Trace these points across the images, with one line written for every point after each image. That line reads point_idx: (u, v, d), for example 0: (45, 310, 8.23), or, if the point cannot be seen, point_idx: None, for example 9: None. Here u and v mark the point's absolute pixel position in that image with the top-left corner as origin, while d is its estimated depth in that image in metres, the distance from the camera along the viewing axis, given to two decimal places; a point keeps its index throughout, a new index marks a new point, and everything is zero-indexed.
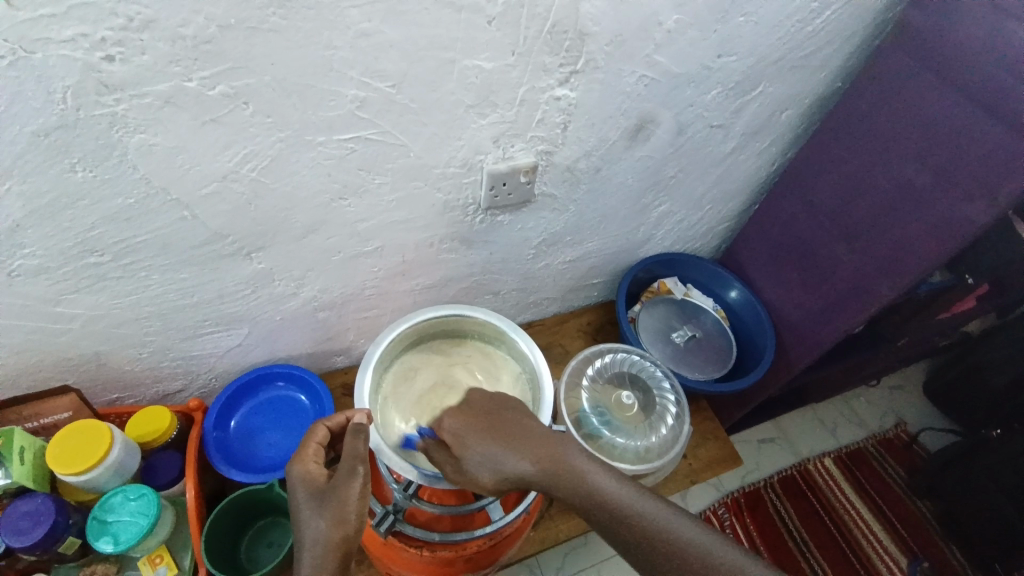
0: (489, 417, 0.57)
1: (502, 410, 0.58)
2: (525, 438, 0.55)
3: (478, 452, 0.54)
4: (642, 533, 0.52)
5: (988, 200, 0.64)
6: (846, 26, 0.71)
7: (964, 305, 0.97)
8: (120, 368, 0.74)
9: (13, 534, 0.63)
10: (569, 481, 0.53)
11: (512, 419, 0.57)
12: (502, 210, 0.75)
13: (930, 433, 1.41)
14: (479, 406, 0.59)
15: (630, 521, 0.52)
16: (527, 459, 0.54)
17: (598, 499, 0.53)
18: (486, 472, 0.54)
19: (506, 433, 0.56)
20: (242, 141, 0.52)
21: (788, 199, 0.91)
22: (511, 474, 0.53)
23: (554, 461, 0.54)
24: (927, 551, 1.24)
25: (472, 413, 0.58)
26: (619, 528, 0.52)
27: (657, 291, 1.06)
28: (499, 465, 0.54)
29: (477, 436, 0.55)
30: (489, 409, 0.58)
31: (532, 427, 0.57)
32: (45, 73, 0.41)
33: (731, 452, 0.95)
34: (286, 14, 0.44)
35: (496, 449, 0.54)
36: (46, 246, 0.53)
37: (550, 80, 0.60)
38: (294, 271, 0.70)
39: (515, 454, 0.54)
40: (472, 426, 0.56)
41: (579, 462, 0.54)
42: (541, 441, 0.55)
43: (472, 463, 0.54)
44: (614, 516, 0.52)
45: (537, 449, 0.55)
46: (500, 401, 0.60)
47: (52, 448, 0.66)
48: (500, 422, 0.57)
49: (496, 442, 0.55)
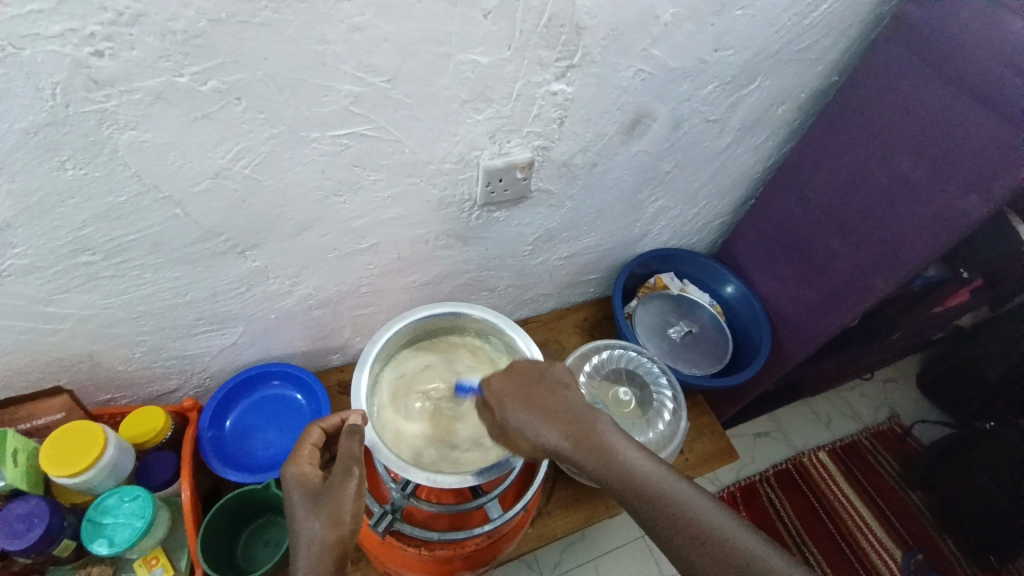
0: (531, 384, 0.59)
1: (544, 378, 0.60)
2: (559, 410, 0.56)
3: (515, 417, 0.57)
4: (672, 521, 0.50)
5: (983, 194, 0.65)
6: (842, 20, 0.71)
7: (958, 298, 0.98)
8: (113, 368, 0.73)
9: (7, 537, 0.62)
10: (593, 450, 0.54)
11: (550, 390, 0.58)
12: (498, 206, 0.74)
13: (924, 426, 1.43)
14: (524, 372, 0.61)
15: (661, 508, 0.50)
16: (557, 430, 0.55)
17: (626, 479, 0.52)
18: (521, 434, 0.56)
19: (542, 401, 0.57)
20: (235, 137, 0.51)
21: (784, 193, 0.91)
22: (541, 442, 0.55)
23: (585, 434, 0.55)
24: (921, 542, 1.25)
25: (516, 377, 0.60)
26: (649, 514, 0.51)
27: (653, 287, 1.06)
28: (531, 431, 0.56)
29: (515, 401, 0.58)
30: (534, 377, 0.60)
31: (569, 400, 0.58)
32: (33, 69, 0.40)
33: (727, 447, 0.95)
34: (278, 7, 0.43)
35: (530, 415, 0.56)
36: (36, 245, 0.53)
37: (546, 74, 0.59)
38: (289, 268, 0.69)
39: (548, 422, 0.55)
40: (514, 391, 0.58)
41: (611, 439, 0.54)
42: (575, 414, 0.56)
43: (508, 426, 0.57)
44: (646, 500, 0.51)
45: (569, 421, 0.56)
46: (545, 370, 0.61)
47: (45, 448, 0.65)
48: (540, 390, 0.58)
49: (532, 408, 0.57)
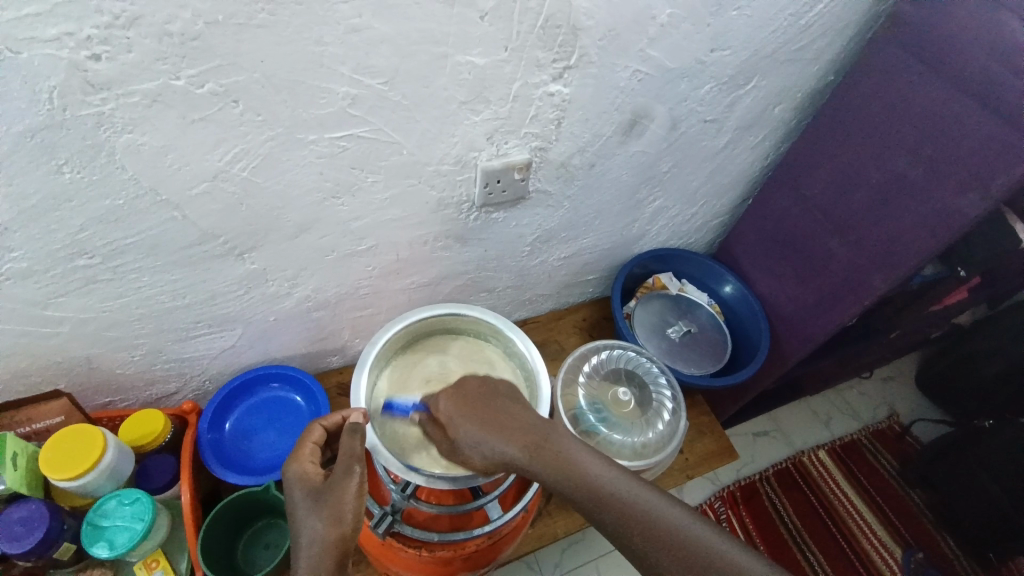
0: (482, 402, 0.58)
1: (494, 395, 0.59)
2: (514, 425, 0.56)
3: (465, 435, 0.56)
4: (638, 527, 0.51)
5: (979, 193, 0.65)
6: (839, 19, 0.71)
7: (955, 297, 0.98)
8: (113, 371, 0.73)
9: (7, 540, 0.62)
10: (554, 462, 0.54)
11: (502, 406, 0.58)
12: (497, 207, 0.74)
13: (922, 424, 1.43)
14: (473, 389, 0.60)
15: (627, 516, 0.51)
16: (512, 446, 0.55)
17: (590, 489, 0.53)
18: (474, 453, 0.55)
19: (494, 418, 0.56)
20: (233, 139, 0.51)
21: (782, 193, 0.92)
22: (496, 460, 0.55)
23: (542, 448, 0.55)
24: (921, 541, 1.25)
25: (465, 396, 0.59)
26: (616, 523, 0.51)
27: (652, 287, 1.06)
28: (484, 450, 0.55)
29: (467, 420, 0.56)
30: (483, 394, 0.59)
31: (523, 414, 0.57)
32: (30, 72, 0.40)
33: (727, 446, 0.95)
34: (275, 9, 0.43)
35: (483, 433, 0.55)
36: (34, 248, 0.53)
37: (544, 75, 0.59)
38: (288, 271, 0.69)
39: (502, 439, 0.55)
40: (464, 410, 0.57)
41: (571, 452, 0.55)
42: (530, 429, 0.56)
43: (460, 445, 0.56)
44: (610, 510, 0.52)
45: (524, 437, 0.55)
46: (494, 387, 0.60)
47: (43, 452, 0.65)
48: (493, 407, 0.57)
49: (484, 424, 0.56)
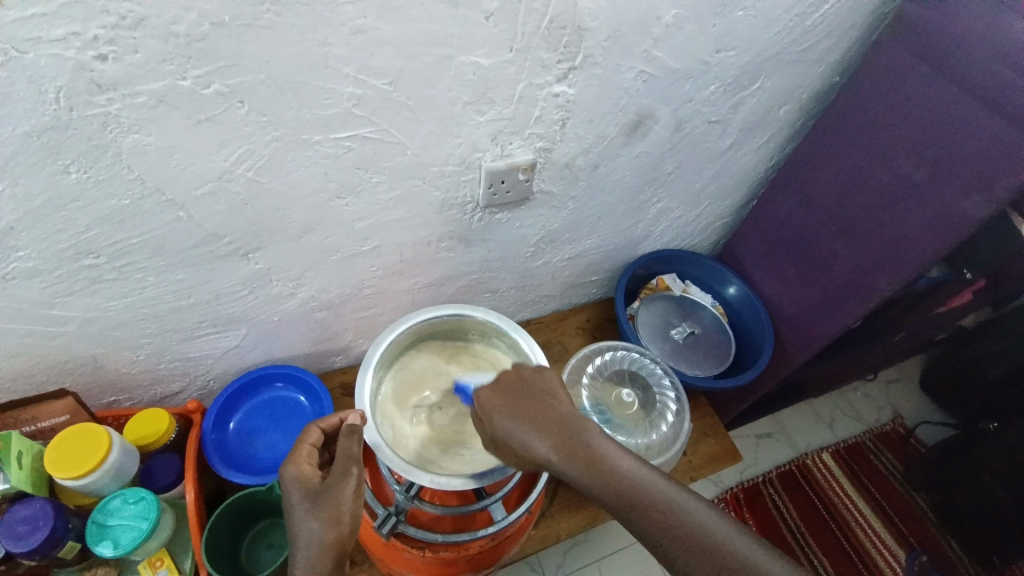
0: (519, 396, 0.59)
1: (531, 388, 0.60)
2: (548, 419, 0.57)
3: (502, 427, 0.57)
4: (667, 528, 0.50)
5: (985, 195, 0.64)
6: (844, 20, 0.71)
7: (961, 299, 0.97)
8: (117, 370, 0.73)
9: (12, 539, 0.63)
10: (587, 457, 0.54)
11: (538, 400, 0.59)
12: (501, 208, 0.74)
13: (927, 427, 1.42)
14: (511, 384, 0.61)
15: (657, 516, 0.51)
16: (544, 439, 0.55)
17: (619, 486, 0.52)
18: (509, 443, 0.56)
19: (529, 412, 0.57)
20: (238, 139, 0.51)
21: (786, 194, 0.91)
22: (528, 452, 0.55)
23: (574, 444, 0.55)
24: (926, 544, 1.24)
25: (504, 388, 0.60)
26: (645, 523, 0.51)
27: (655, 288, 1.06)
28: (517, 441, 0.55)
29: (502, 411, 0.58)
30: (521, 388, 0.60)
31: (557, 409, 0.58)
32: (37, 73, 0.40)
33: (731, 449, 0.95)
34: (280, 10, 0.43)
35: (519, 425, 0.56)
36: (39, 248, 0.53)
37: (548, 76, 0.59)
38: (292, 271, 0.69)
39: (537, 432, 0.55)
40: (501, 402, 0.58)
41: (604, 449, 0.54)
42: (562, 424, 0.56)
43: (495, 435, 0.57)
44: (640, 510, 0.51)
45: (557, 431, 0.56)
46: (532, 381, 0.61)
47: (48, 451, 0.65)
48: (528, 401, 0.58)
49: (520, 418, 0.57)
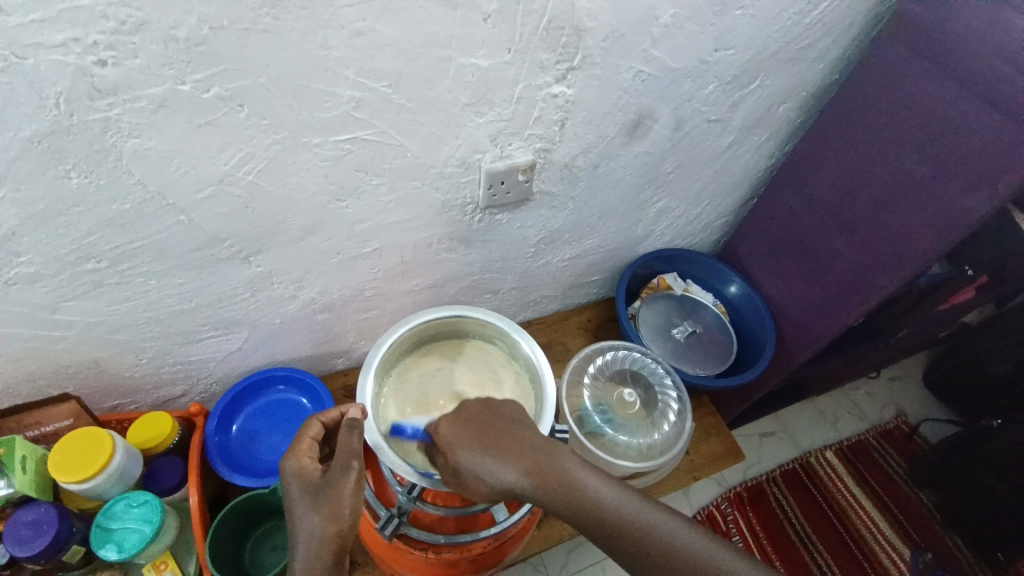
0: (483, 426, 0.56)
1: (495, 416, 0.58)
2: (517, 448, 0.54)
3: (468, 462, 0.53)
4: (644, 544, 0.52)
5: (989, 191, 0.64)
6: (844, 17, 0.71)
7: (963, 296, 0.97)
8: (120, 374, 0.73)
9: (17, 544, 0.63)
10: (560, 484, 0.53)
11: (504, 429, 0.56)
12: (501, 208, 0.74)
13: (931, 424, 1.42)
14: (474, 413, 0.58)
15: (634, 534, 0.52)
16: (516, 470, 0.53)
17: (592, 510, 0.53)
18: (478, 479, 0.53)
19: (496, 443, 0.54)
20: (238, 143, 0.51)
21: (787, 192, 0.91)
22: (501, 485, 0.53)
23: (548, 471, 0.54)
24: (930, 542, 1.24)
25: (467, 420, 0.57)
26: (623, 542, 0.53)
27: (657, 287, 1.05)
28: (488, 475, 0.53)
29: (468, 445, 0.54)
30: (483, 417, 0.57)
31: (526, 437, 0.56)
32: (37, 78, 0.41)
33: (733, 448, 0.95)
34: (280, 14, 0.44)
35: (486, 459, 0.53)
36: (42, 253, 0.53)
37: (547, 77, 0.59)
38: (293, 273, 0.69)
39: (506, 464, 0.53)
40: (465, 433, 0.55)
41: (575, 473, 0.54)
42: (533, 448, 0.55)
43: (462, 471, 0.53)
44: (617, 529, 0.53)
45: (529, 460, 0.54)
46: (495, 409, 0.59)
47: (53, 454, 0.66)
48: (494, 431, 0.55)
49: (487, 451, 0.54)
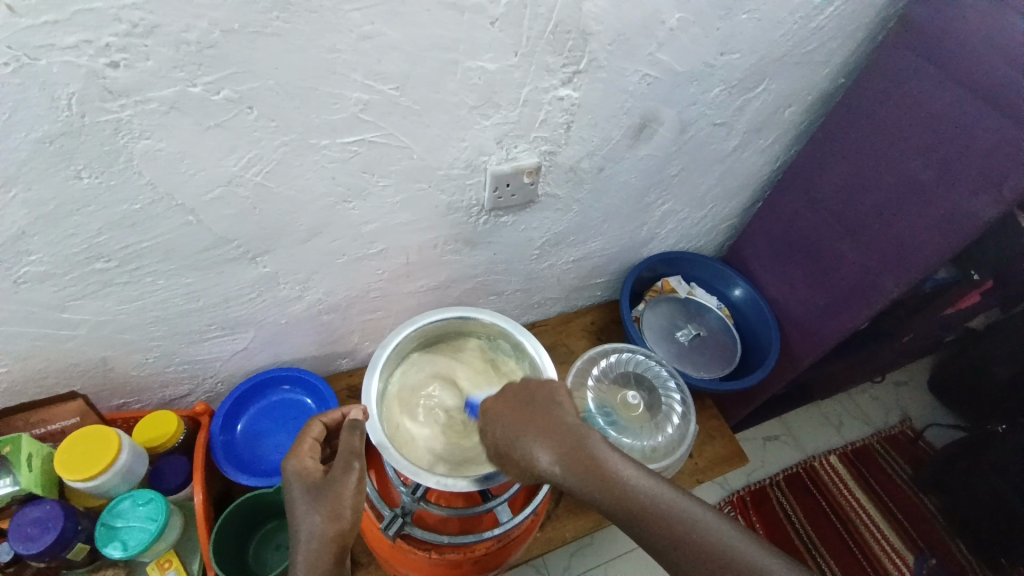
0: (524, 405, 0.58)
1: (536, 397, 0.58)
2: (553, 429, 0.55)
3: (504, 439, 0.56)
4: (675, 535, 0.51)
5: (993, 196, 0.64)
6: (849, 21, 0.71)
7: (969, 300, 0.97)
8: (127, 373, 0.74)
9: (23, 541, 0.63)
10: (591, 470, 0.53)
11: (543, 409, 0.57)
12: (506, 211, 0.75)
13: (936, 429, 1.41)
14: (517, 393, 0.59)
15: (667, 527, 0.52)
16: (547, 450, 0.54)
17: (622, 497, 0.53)
18: (513, 456, 0.55)
19: (532, 423, 0.56)
20: (247, 144, 0.52)
21: (791, 196, 0.91)
22: (532, 464, 0.54)
23: (580, 455, 0.54)
24: (934, 547, 1.23)
25: (510, 400, 0.58)
26: (655, 534, 0.52)
27: (661, 290, 1.05)
28: (520, 453, 0.54)
29: (506, 424, 0.56)
30: (526, 396, 0.59)
31: (564, 419, 0.56)
32: (50, 80, 0.41)
33: (737, 451, 0.95)
34: (289, 18, 0.44)
35: (521, 438, 0.55)
36: (52, 253, 0.53)
37: (553, 80, 0.60)
38: (299, 274, 0.70)
39: (539, 445, 0.54)
40: (506, 413, 0.57)
41: (607, 459, 0.54)
42: (568, 433, 0.55)
43: (499, 448, 0.56)
44: (649, 520, 0.52)
45: (561, 443, 0.55)
46: (539, 391, 0.59)
47: (59, 453, 0.66)
48: (532, 412, 0.57)
49: (522, 431, 0.55)
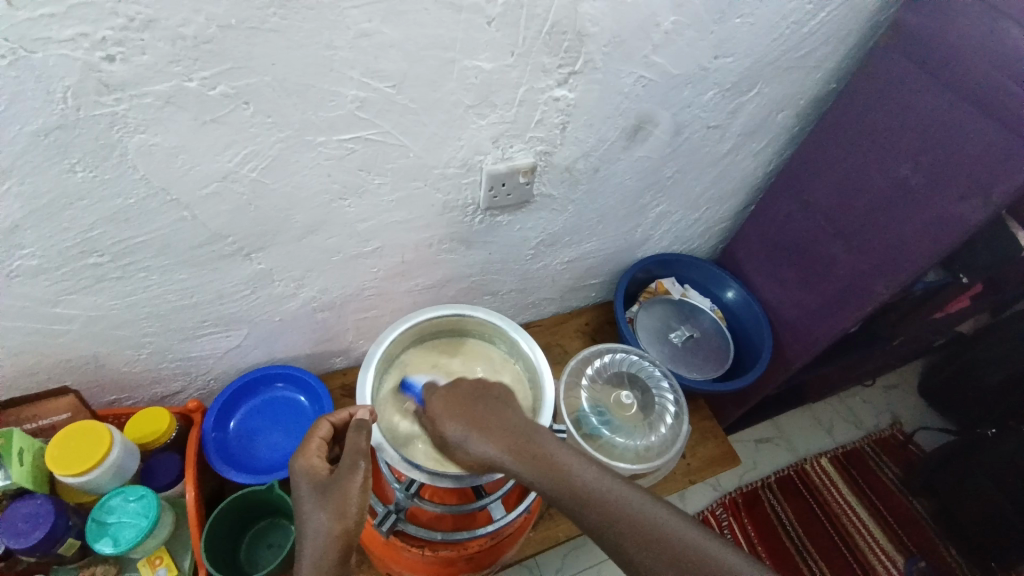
0: (468, 403, 0.59)
1: (483, 396, 0.60)
2: (499, 425, 0.57)
3: (453, 433, 0.57)
4: (619, 523, 0.50)
5: (981, 200, 0.65)
6: (840, 27, 0.71)
7: (959, 304, 0.98)
8: (119, 369, 0.74)
9: (12, 536, 0.63)
10: (537, 459, 0.54)
11: (490, 407, 0.59)
12: (501, 210, 0.75)
13: (926, 433, 1.42)
14: (466, 392, 0.61)
15: (614, 516, 0.50)
16: (494, 443, 0.55)
17: (566, 485, 0.52)
18: (460, 448, 0.56)
19: (481, 417, 0.57)
20: (243, 141, 0.52)
21: (785, 199, 0.92)
22: (480, 456, 0.55)
23: (527, 446, 0.55)
24: (925, 550, 1.24)
25: (458, 396, 0.61)
26: (603, 525, 0.50)
27: (655, 291, 1.06)
28: (470, 446, 0.55)
29: (453, 417, 0.58)
30: (473, 396, 0.60)
31: (510, 416, 0.58)
32: (45, 72, 0.41)
33: (729, 452, 0.95)
34: (287, 14, 0.44)
35: (468, 431, 0.56)
36: (46, 246, 0.53)
37: (549, 80, 0.60)
38: (294, 271, 0.70)
39: (487, 438, 0.55)
40: (453, 407, 0.59)
41: (553, 450, 0.54)
42: (513, 429, 0.56)
43: (447, 441, 0.57)
44: (593, 506, 0.51)
45: (507, 435, 0.56)
46: (489, 391, 0.61)
47: (51, 448, 0.66)
48: (481, 408, 0.59)
49: (469, 425, 0.57)
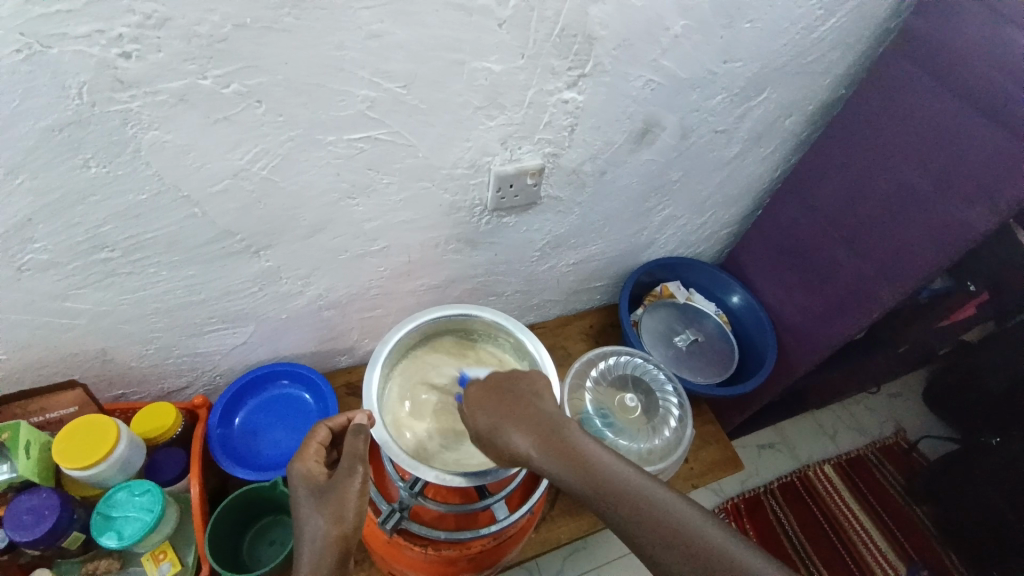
0: (500, 393, 0.59)
1: (514, 386, 0.60)
2: (529, 417, 0.56)
3: (483, 424, 0.56)
4: (643, 518, 0.49)
5: (987, 207, 0.65)
6: (848, 33, 0.72)
7: (965, 312, 0.97)
8: (126, 364, 0.74)
9: (17, 529, 0.63)
10: (566, 453, 0.53)
11: (520, 398, 0.58)
12: (507, 212, 0.75)
13: (930, 441, 1.42)
14: (497, 382, 0.61)
15: (638, 512, 0.50)
16: (524, 435, 0.54)
17: (592, 479, 0.52)
18: (489, 438, 0.56)
19: (512, 408, 0.57)
20: (253, 139, 0.52)
21: (790, 204, 0.92)
22: (509, 446, 0.54)
23: (556, 441, 0.54)
24: (927, 557, 1.24)
25: (490, 386, 0.60)
26: (627, 520, 0.50)
27: (660, 295, 1.06)
28: (499, 437, 0.55)
29: (484, 408, 0.58)
30: (505, 386, 0.60)
31: (540, 408, 0.57)
32: (61, 68, 0.42)
33: (732, 456, 0.95)
34: (300, 14, 0.45)
35: (498, 421, 0.56)
36: (56, 240, 0.54)
37: (558, 83, 0.60)
38: (301, 269, 0.70)
39: (516, 429, 0.55)
40: (484, 397, 0.59)
41: (581, 444, 0.54)
42: (542, 422, 0.56)
43: (477, 430, 0.57)
44: (623, 503, 0.50)
45: (539, 428, 0.55)
46: (520, 381, 0.61)
47: (58, 441, 0.66)
48: (511, 398, 0.58)
49: (500, 416, 0.56)
